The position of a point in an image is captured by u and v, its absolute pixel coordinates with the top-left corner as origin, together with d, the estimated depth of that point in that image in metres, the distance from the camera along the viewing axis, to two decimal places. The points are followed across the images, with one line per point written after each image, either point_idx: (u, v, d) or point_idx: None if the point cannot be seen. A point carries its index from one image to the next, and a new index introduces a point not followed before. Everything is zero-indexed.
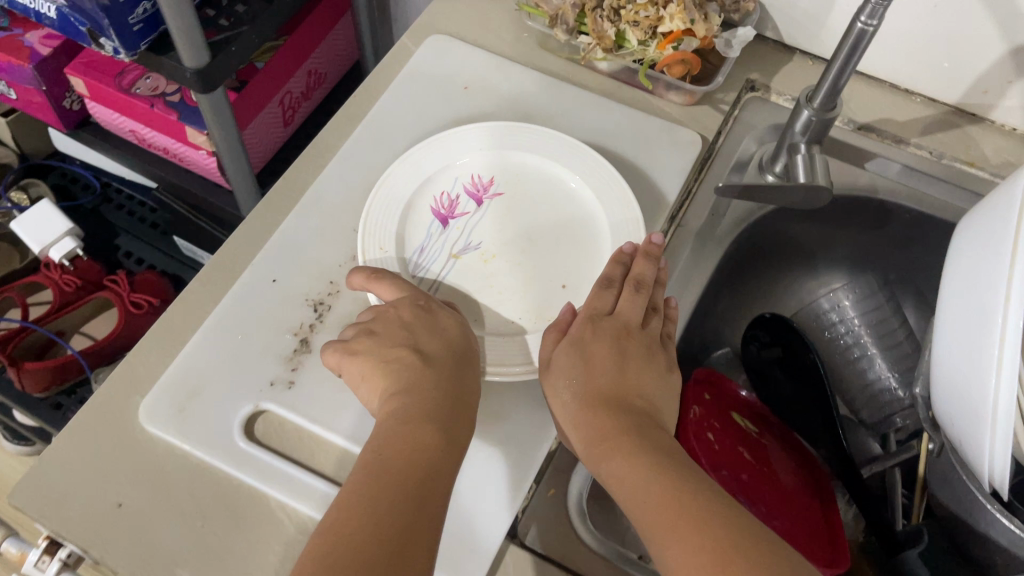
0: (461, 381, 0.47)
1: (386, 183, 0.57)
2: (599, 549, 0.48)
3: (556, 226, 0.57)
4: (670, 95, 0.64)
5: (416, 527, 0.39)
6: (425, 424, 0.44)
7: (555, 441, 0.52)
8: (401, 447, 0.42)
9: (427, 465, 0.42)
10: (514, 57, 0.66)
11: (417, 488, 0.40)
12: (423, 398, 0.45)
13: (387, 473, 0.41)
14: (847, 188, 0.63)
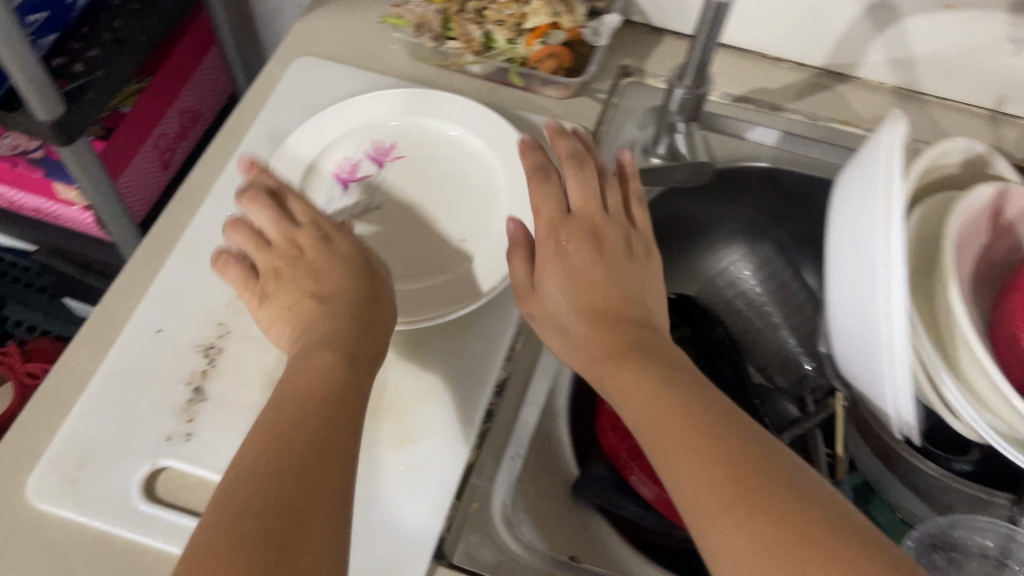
0: (369, 317, 0.46)
1: (281, 151, 0.57)
2: (531, 558, 0.46)
3: (456, 186, 0.57)
4: (547, 90, 0.64)
5: (336, 445, 0.37)
6: (336, 356, 0.42)
7: (473, 454, 0.50)
8: (321, 377, 0.40)
9: (342, 382, 0.40)
10: (383, 71, 0.65)
11: (336, 411, 0.39)
12: (333, 325, 0.44)
13: (305, 399, 0.39)
14: (731, 161, 0.63)
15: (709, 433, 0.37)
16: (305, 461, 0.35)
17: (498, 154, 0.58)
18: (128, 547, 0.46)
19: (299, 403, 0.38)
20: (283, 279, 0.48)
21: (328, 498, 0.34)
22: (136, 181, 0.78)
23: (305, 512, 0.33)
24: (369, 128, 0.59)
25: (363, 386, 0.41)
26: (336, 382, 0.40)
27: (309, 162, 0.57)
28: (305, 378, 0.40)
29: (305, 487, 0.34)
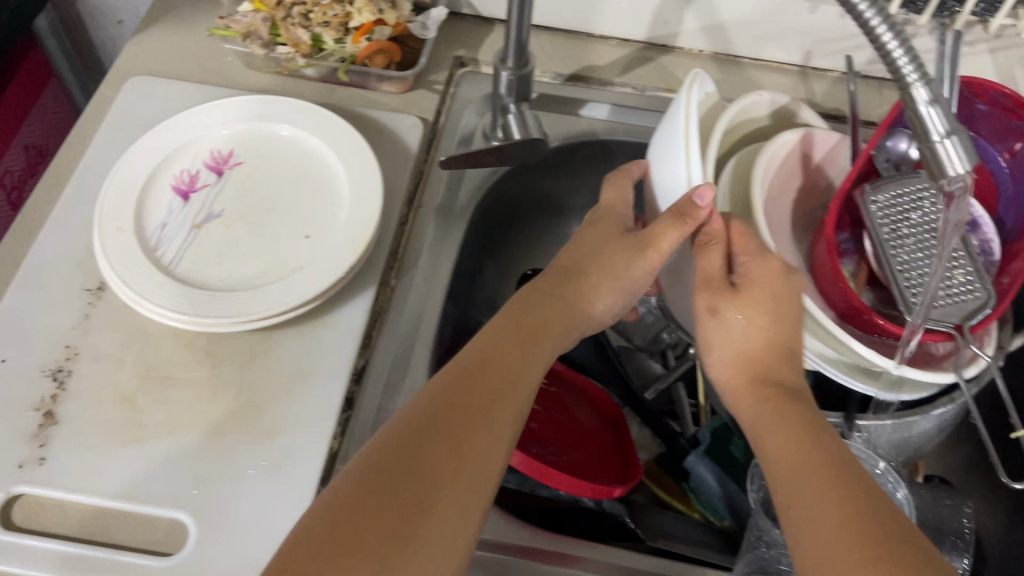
0: (526, 371, 0.45)
1: (120, 167, 0.56)
2: None
3: (298, 184, 0.58)
4: (383, 86, 0.65)
5: (472, 471, 0.40)
6: (515, 362, 0.45)
7: (336, 441, 0.51)
8: (465, 390, 0.43)
9: (467, 427, 0.41)
10: (219, 83, 0.65)
11: (447, 460, 0.40)
12: (512, 365, 0.45)
13: (452, 416, 0.42)
14: (566, 138, 0.66)
15: (841, 498, 0.37)
16: (413, 488, 0.38)
17: (334, 152, 0.58)
18: None
19: (468, 412, 0.42)
20: (537, 302, 0.49)
21: (404, 546, 0.37)
22: None
23: (414, 541, 0.37)
24: (205, 139, 0.59)
25: (511, 401, 0.44)
26: (476, 394, 0.43)
27: (143, 177, 0.56)
28: (501, 386, 0.44)
29: (424, 510, 0.38)
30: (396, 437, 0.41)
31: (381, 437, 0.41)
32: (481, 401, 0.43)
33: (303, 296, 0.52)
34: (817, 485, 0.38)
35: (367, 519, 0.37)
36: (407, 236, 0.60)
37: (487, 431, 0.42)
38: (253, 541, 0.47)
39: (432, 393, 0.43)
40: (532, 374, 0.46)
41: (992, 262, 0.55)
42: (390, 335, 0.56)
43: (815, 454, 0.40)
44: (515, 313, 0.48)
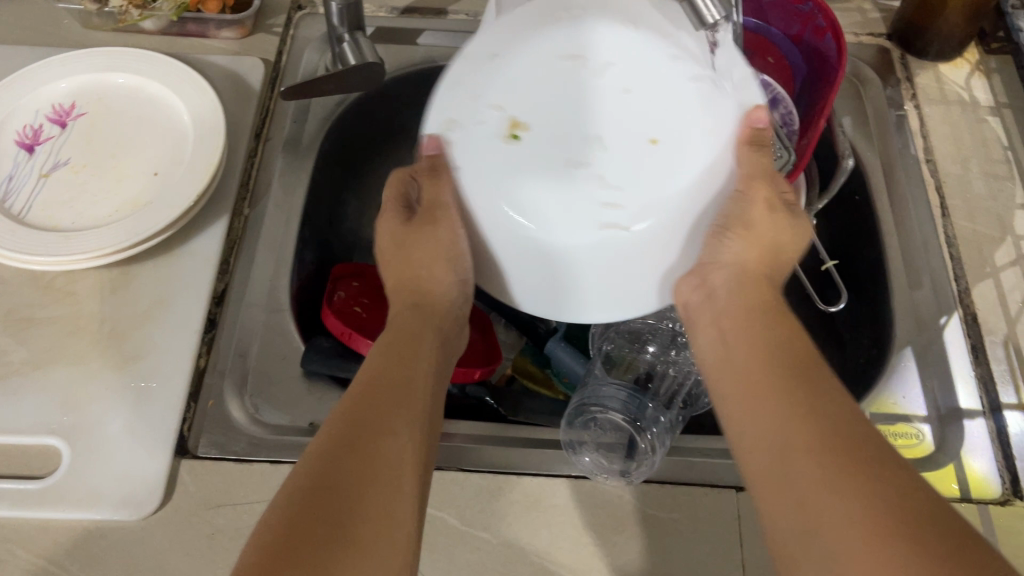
0: (423, 377, 0.45)
1: None
2: (284, 423, 0.52)
3: (142, 127, 0.60)
4: (223, 33, 0.67)
5: (399, 483, 0.38)
6: (412, 370, 0.44)
7: (202, 357, 0.53)
8: (367, 407, 0.41)
9: (393, 435, 0.40)
10: (57, 44, 0.67)
11: (381, 469, 0.38)
12: (413, 371, 0.44)
13: (344, 442, 0.38)
14: (406, 66, 0.69)
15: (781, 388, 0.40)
16: (329, 518, 0.34)
17: (175, 94, 0.60)
18: None
19: (362, 435, 0.39)
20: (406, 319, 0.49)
21: (359, 558, 0.34)
22: None
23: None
24: (43, 94, 0.61)
25: (404, 418, 0.41)
26: (364, 416, 0.40)
27: None
28: (402, 399, 0.42)
29: (362, 524, 0.35)
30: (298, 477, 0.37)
31: (311, 454, 0.38)
32: (374, 422, 0.40)
33: (156, 226, 0.54)
34: (776, 386, 0.40)
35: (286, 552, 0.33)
36: (257, 169, 0.62)
37: (390, 450, 0.39)
38: (126, 455, 0.49)
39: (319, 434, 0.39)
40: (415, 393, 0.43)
41: (793, 132, 0.60)
42: (248, 259, 0.58)
43: (765, 352, 0.42)
44: (399, 329, 0.48)
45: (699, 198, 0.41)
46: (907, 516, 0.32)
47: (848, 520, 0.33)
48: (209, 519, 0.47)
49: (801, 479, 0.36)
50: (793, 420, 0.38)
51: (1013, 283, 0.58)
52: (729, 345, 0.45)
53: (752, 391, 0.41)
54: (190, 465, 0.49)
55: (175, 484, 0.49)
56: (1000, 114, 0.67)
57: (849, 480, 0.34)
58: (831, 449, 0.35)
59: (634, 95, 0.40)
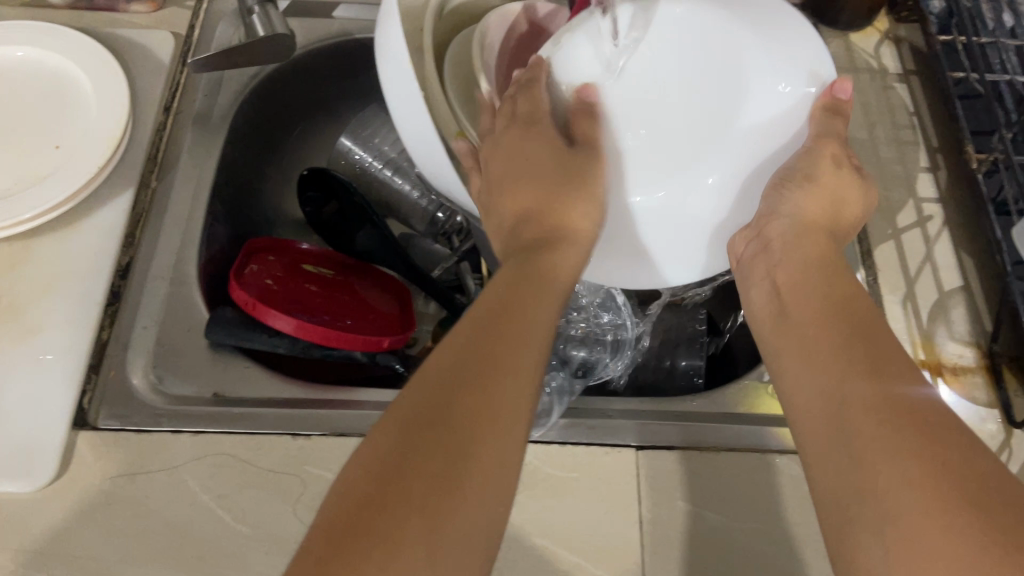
0: (542, 313, 0.40)
1: None
2: (187, 394, 0.52)
3: (44, 99, 0.59)
4: (133, 7, 0.67)
5: (506, 440, 0.34)
6: (528, 306, 0.39)
7: (104, 329, 0.53)
8: (474, 351, 0.37)
9: (503, 384, 0.35)
10: None
11: (490, 426, 0.34)
12: (530, 305, 0.39)
13: (466, 381, 0.35)
14: (321, 40, 0.68)
15: (844, 345, 0.38)
16: (435, 472, 0.32)
17: (78, 66, 0.60)
18: None
19: (489, 374, 0.36)
20: (521, 248, 0.43)
21: (454, 525, 0.31)
22: None
23: (434, 545, 0.30)
24: None
25: (532, 364, 0.37)
26: (496, 350, 0.37)
27: None
28: (512, 336, 0.38)
29: (461, 487, 0.32)
30: (415, 411, 0.34)
31: (409, 403, 0.35)
32: (503, 360, 0.36)
33: (56, 198, 0.54)
34: (840, 350, 0.38)
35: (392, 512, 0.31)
36: (166, 142, 0.62)
37: (517, 398, 0.36)
38: (22, 427, 0.49)
39: (442, 365, 0.36)
40: (545, 333, 0.39)
41: None
42: (154, 230, 0.57)
43: (819, 311, 0.41)
44: (517, 255, 0.43)
45: (778, 137, 0.47)
46: (971, 485, 0.31)
47: (904, 481, 0.32)
48: (106, 489, 0.47)
49: (856, 431, 0.34)
50: (856, 379, 0.36)
51: (914, 244, 0.59)
52: (785, 303, 0.43)
53: (808, 352, 0.40)
54: (88, 436, 0.49)
55: (72, 455, 0.48)
56: (907, 81, 0.68)
57: (907, 440, 0.33)
58: (897, 410, 0.34)
59: (750, 54, 0.45)
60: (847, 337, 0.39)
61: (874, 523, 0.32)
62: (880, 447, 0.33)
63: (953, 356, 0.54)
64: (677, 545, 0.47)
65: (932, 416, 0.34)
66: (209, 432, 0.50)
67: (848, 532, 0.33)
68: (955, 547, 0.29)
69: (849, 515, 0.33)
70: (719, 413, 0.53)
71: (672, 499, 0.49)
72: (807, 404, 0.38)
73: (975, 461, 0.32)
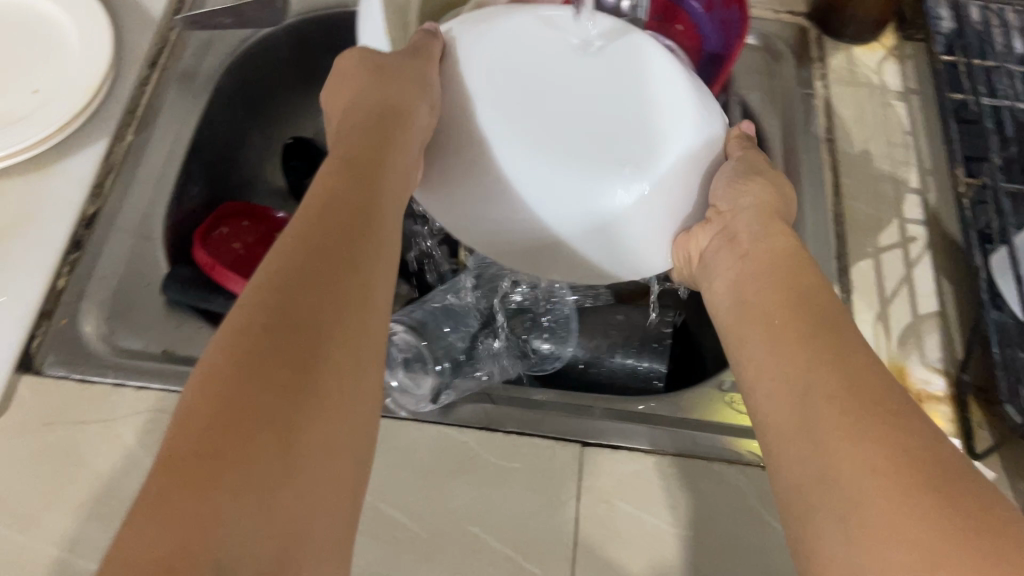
0: (379, 217, 0.38)
1: None
2: (137, 348, 0.51)
3: (28, 42, 0.59)
4: None
5: (356, 346, 0.33)
6: (370, 211, 0.38)
7: (61, 277, 0.52)
8: (317, 255, 0.35)
9: (347, 288, 0.34)
10: None
11: (339, 331, 0.33)
12: (365, 207, 0.38)
13: (304, 279, 0.33)
14: (319, 7, 0.68)
15: (807, 328, 0.36)
16: (290, 377, 0.30)
17: (65, 12, 0.59)
18: None
19: (329, 273, 0.34)
20: (358, 157, 0.41)
21: (314, 434, 0.30)
22: None
23: (294, 454, 0.29)
24: None
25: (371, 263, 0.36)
26: (327, 259, 0.35)
27: None
28: (353, 239, 0.36)
29: (319, 394, 0.30)
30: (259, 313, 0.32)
31: (252, 306, 0.32)
32: (344, 260, 0.35)
33: (26, 140, 0.53)
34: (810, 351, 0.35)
35: (249, 415, 0.29)
36: (149, 97, 0.62)
37: (364, 297, 0.35)
38: None
39: (273, 266, 0.34)
40: (387, 239, 0.38)
41: None
42: (125, 183, 0.57)
43: (782, 294, 0.39)
44: (348, 159, 0.41)
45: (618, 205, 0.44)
46: (936, 474, 0.29)
47: (865, 468, 0.30)
48: (42, 436, 0.47)
49: (823, 442, 0.32)
50: (818, 363, 0.34)
51: (892, 265, 0.58)
52: (749, 302, 0.41)
53: (767, 358, 0.37)
54: (31, 381, 0.49)
55: (13, 399, 0.48)
56: (907, 100, 0.66)
57: (874, 451, 0.30)
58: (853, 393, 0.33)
59: (669, 109, 0.44)
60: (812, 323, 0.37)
61: (831, 517, 0.30)
62: (858, 464, 0.30)
63: (921, 381, 0.53)
64: (609, 543, 0.46)
65: (887, 400, 0.32)
66: (153, 388, 0.49)
67: (810, 520, 0.31)
68: (925, 541, 0.27)
69: (811, 501, 0.31)
70: (700, 420, 0.52)
71: (611, 499, 0.47)
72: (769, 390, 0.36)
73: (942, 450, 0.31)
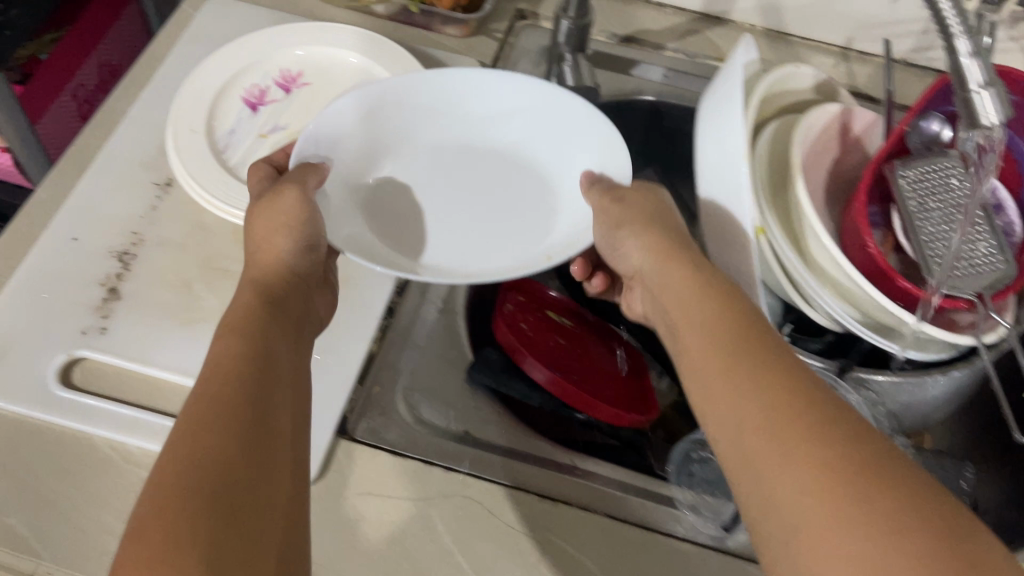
0: (275, 354, 0.41)
1: (197, 74, 0.61)
2: (439, 432, 0.52)
3: None
4: (448, 29, 0.68)
5: (278, 483, 0.35)
6: (274, 354, 0.41)
7: (376, 342, 0.54)
8: (226, 398, 0.36)
9: (253, 422, 0.36)
10: (292, 11, 0.70)
11: (255, 462, 0.35)
12: (266, 347, 0.40)
13: (220, 423, 0.35)
14: (617, 94, 0.69)
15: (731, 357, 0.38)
16: (219, 521, 0.32)
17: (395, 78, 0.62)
18: (40, 429, 0.49)
19: (236, 401, 0.36)
20: (251, 310, 0.43)
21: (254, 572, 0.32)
22: (54, 129, 0.80)
23: None
24: (276, 61, 0.64)
25: (276, 381, 0.39)
26: (237, 398, 0.37)
27: (219, 87, 0.61)
28: (262, 381, 0.38)
29: (254, 533, 0.32)
30: (180, 455, 0.34)
31: (168, 460, 0.34)
32: (249, 397, 0.37)
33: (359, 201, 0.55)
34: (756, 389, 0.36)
35: (188, 551, 0.30)
36: None
37: (265, 412, 0.37)
38: None
39: (178, 422, 0.36)
40: (285, 362, 0.41)
41: (1013, 243, 0.58)
42: None
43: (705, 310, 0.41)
44: (240, 309, 0.43)
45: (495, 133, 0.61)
46: (860, 474, 0.32)
47: (800, 493, 0.32)
48: (358, 504, 0.48)
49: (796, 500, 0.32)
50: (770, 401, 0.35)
51: None
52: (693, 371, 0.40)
53: (714, 410, 0.38)
54: (348, 447, 0.50)
55: (331, 462, 0.49)
56: None
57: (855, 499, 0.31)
58: (771, 417, 0.35)
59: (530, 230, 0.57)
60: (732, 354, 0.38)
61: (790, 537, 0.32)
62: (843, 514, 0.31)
63: None
64: None
65: (792, 410, 0.34)
66: (461, 472, 0.49)
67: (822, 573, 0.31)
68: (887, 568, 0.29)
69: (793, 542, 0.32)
70: None
71: None
72: (720, 416, 0.37)
73: (869, 443, 0.33)
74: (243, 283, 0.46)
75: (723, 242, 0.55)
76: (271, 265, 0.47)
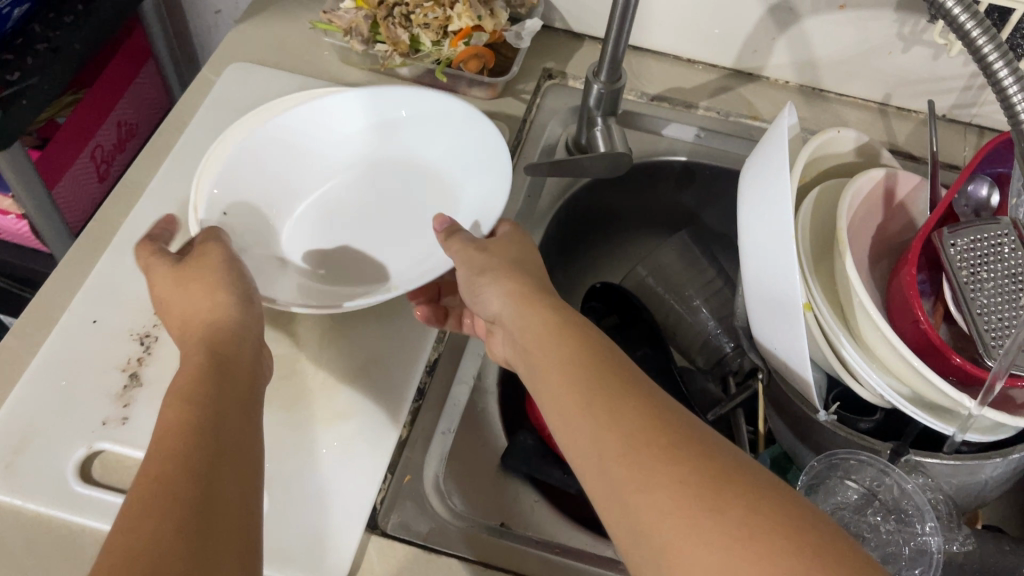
0: (223, 415, 0.38)
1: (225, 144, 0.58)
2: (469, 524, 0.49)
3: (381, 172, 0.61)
4: (473, 91, 0.68)
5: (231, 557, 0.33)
6: (219, 413, 0.38)
7: (405, 428, 0.52)
8: (173, 466, 0.34)
9: (204, 488, 0.34)
10: (316, 75, 0.68)
11: (205, 535, 0.32)
12: (213, 407, 0.38)
13: (165, 492, 0.33)
14: (648, 155, 0.68)
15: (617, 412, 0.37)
16: None
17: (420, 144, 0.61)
18: (57, 529, 0.46)
19: (183, 492, 0.33)
20: (188, 370, 0.41)
21: None
22: (73, 193, 0.79)
23: None
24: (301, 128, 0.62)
25: (226, 467, 0.36)
26: (183, 464, 0.34)
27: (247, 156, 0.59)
28: (211, 442, 0.36)
29: None
30: (111, 562, 0.30)
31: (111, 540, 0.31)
32: (199, 462, 0.35)
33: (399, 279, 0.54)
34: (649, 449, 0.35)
35: None
36: None
37: (211, 506, 0.33)
38: (317, 515, 0.47)
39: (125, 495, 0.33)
40: (233, 443, 0.37)
41: None
42: (464, 332, 0.58)
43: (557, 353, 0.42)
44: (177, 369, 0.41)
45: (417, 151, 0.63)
46: (708, 484, 0.33)
47: (666, 513, 0.33)
48: None
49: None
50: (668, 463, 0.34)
51: None
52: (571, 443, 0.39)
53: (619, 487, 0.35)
54: (380, 542, 0.47)
55: (362, 559, 0.46)
56: None
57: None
58: (671, 474, 0.33)
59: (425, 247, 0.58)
60: (576, 384, 0.39)
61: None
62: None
63: None
64: None
65: (639, 430, 0.36)
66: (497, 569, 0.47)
67: None
68: None
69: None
70: None
71: None
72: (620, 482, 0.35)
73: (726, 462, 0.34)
74: (196, 339, 0.44)
75: (769, 318, 0.53)
76: (217, 320, 0.45)
